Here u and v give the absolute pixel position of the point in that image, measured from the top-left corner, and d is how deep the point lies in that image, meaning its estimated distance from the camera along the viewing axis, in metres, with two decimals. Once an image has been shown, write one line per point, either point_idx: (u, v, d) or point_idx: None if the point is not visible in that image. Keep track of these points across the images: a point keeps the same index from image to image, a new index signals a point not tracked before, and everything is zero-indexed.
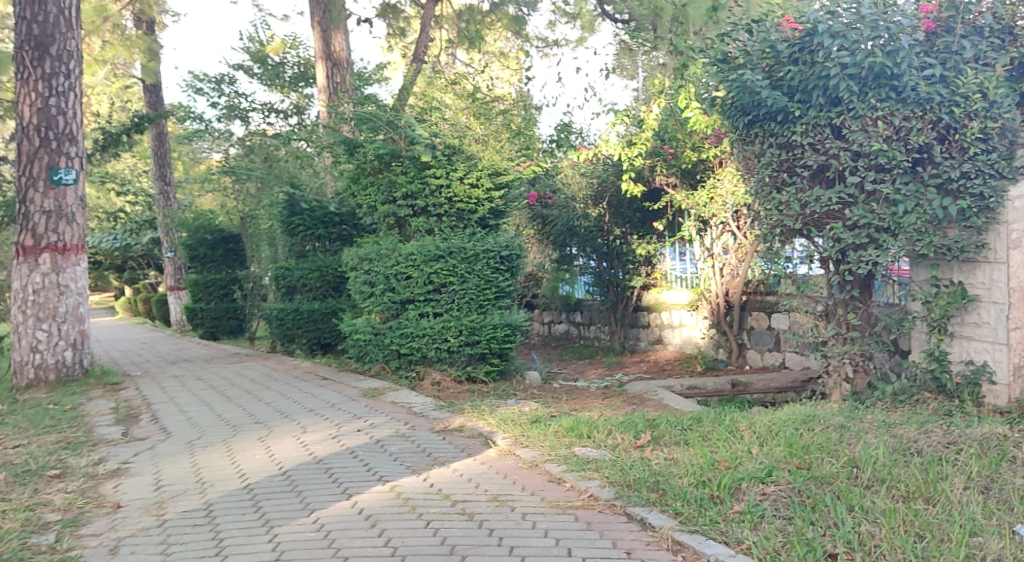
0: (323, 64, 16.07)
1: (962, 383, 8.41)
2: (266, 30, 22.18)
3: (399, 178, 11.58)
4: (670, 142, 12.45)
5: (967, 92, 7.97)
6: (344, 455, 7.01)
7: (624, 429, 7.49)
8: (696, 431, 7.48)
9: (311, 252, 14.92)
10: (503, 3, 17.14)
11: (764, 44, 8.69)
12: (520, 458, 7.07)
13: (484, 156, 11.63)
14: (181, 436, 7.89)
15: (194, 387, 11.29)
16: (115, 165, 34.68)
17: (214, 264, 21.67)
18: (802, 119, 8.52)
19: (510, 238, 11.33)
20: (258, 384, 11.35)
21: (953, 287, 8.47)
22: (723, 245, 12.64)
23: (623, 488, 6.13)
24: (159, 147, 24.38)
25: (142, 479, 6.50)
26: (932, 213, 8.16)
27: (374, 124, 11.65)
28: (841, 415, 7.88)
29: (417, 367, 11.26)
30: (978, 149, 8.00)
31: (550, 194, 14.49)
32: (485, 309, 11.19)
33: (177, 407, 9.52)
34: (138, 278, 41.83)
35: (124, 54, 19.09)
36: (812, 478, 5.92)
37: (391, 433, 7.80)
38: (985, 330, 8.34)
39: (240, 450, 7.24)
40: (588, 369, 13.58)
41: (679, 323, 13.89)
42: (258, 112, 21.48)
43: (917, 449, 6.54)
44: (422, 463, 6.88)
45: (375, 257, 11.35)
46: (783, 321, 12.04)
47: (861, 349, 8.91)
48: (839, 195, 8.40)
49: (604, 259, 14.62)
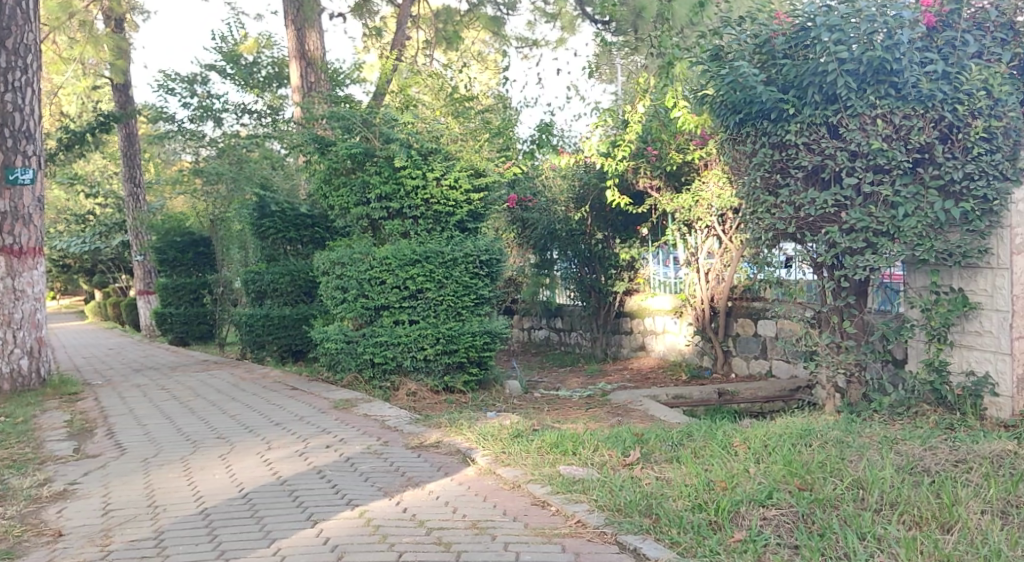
0: (297, 63, 15.55)
1: (963, 395, 8.02)
2: (239, 29, 21.64)
3: (373, 178, 11.08)
4: (654, 143, 12.05)
5: (971, 89, 7.60)
6: (311, 475, 6.52)
7: (612, 444, 7.03)
8: (687, 446, 7.04)
9: (282, 256, 14.39)
10: (481, 3, 16.70)
11: (756, 39, 8.34)
12: (502, 477, 6.60)
13: (463, 155, 11.18)
14: (136, 453, 7.34)
15: (156, 396, 10.74)
16: (83, 166, 34.01)
17: (183, 268, 21.09)
18: (796, 117, 8.10)
19: (490, 242, 10.86)
20: (226, 395, 10.82)
21: (954, 294, 8.08)
22: (708, 249, 12.26)
23: (613, 513, 5.69)
24: (128, 147, 23.81)
25: (88, 503, 5.97)
26: (933, 216, 7.79)
27: (349, 122, 11.17)
28: (838, 429, 7.47)
29: (391, 377, 10.77)
30: (983, 150, 7.65)
31: (530, 198, 13.95)
32: (463, 316, 10.73)
33: (135, 419, 8.98)
34: (107, 282, 40.98)
35: (91, 52, 18.47)
36: (817, 501, 5.50)
37: (362, 450, 7.31)
38: (987, 340, 7.96)
39: (198, 469, 6.72)
40: (569, 377, 13.13)
41: (662, 330, 13.44)
42: (231, 114, 20.91)
43: (925, 467, 6.14)
44: (396, 484, 6.39)
45: (347, 261, 10.82)
46: (769, 327, 11.58)
47: (856, 359, 8.50)
48: (836, 198, 7.99)
49: (585, 264, 14.22)
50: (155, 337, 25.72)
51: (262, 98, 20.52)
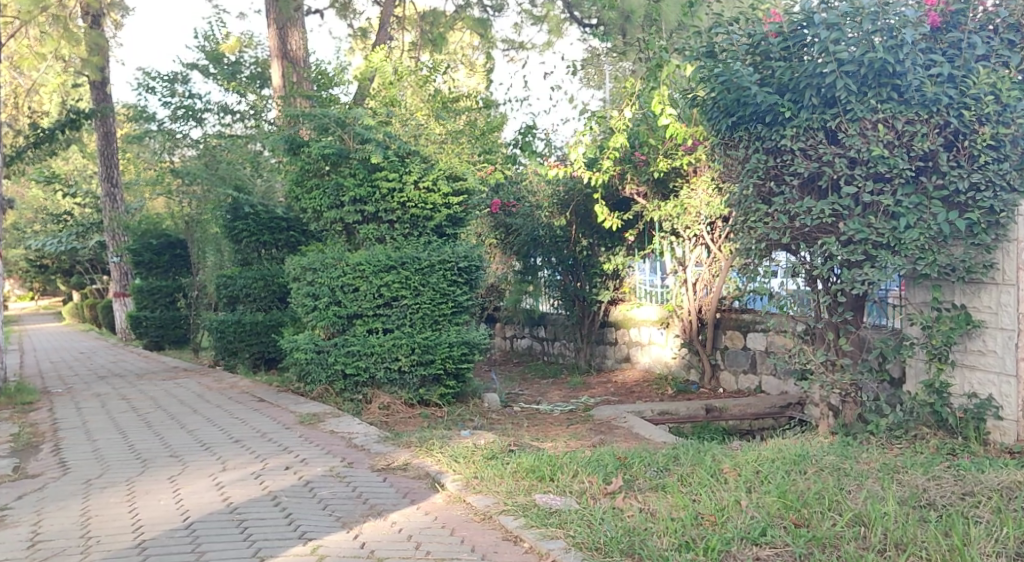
0: (278, 63, 15.04)
1: (965, 418, 7.56)
2: (221, 27, 21.15)
3: (347, 180, 10.52)
4: (642, 149, 11.59)
5: (978, 93, 7.14)
6: (264, 502, 6.04)
7: (593, 469, 6.51)
8: (674, 473, 6.56)
9: (256, 260, 13.85)
10: (468, 6, 16.26)
11: (750, 38, 7.94)
12: (471, 506, 6.09)
13: (442, 158, 10.68)
14: (81, 473, 6.86)
15: (114, 407, 10.23)
16: (61, 165, 33.40)
17: (160, 271, 20.56)
18: (792, 121, 7.65)
19: (469, 248, 10.35)
20: (189, 406, 10.26)
21: (957, 311, 7.62)
22: (697, 258, 11.81)
23: (592, 552, 5.22)
24: (105, 146, 23.25)
25: (17, 534, 5.56)
26: (936, 228, 7.33)
27: (322, 122, 10.61)
28: (834, 454, 7.03)
29: (364, 390, 10.25)
30: (989, 158, 7.17)
31: (514, 203, 13.48)
32: (440, 326, 10.23)
33: (86, 434, 8.47)
34: (86, 282, 40.39)
35: (65, 48, 17.56)
36: (814, 541, 5.09)
37: (324, 472, 6.80)
38: (991, 360, 7.50)
39: (143, 493, 6.25)
40: (551, 389, 12.63)
41: (648, 341, 12.96)
42: (213, 114, 20.33)
43: (929, 500, 5.68)
44: (356, 513, 5.92)
45: (319, 267, 10.26)
46: (759, 340, 11.13)
47: (853, 378, 8.02)
48: (833, 207, 7.53)
49: (569, 272, 13.74)
50: (130, 341, 25.17)
51: (246, 99, 19.77)
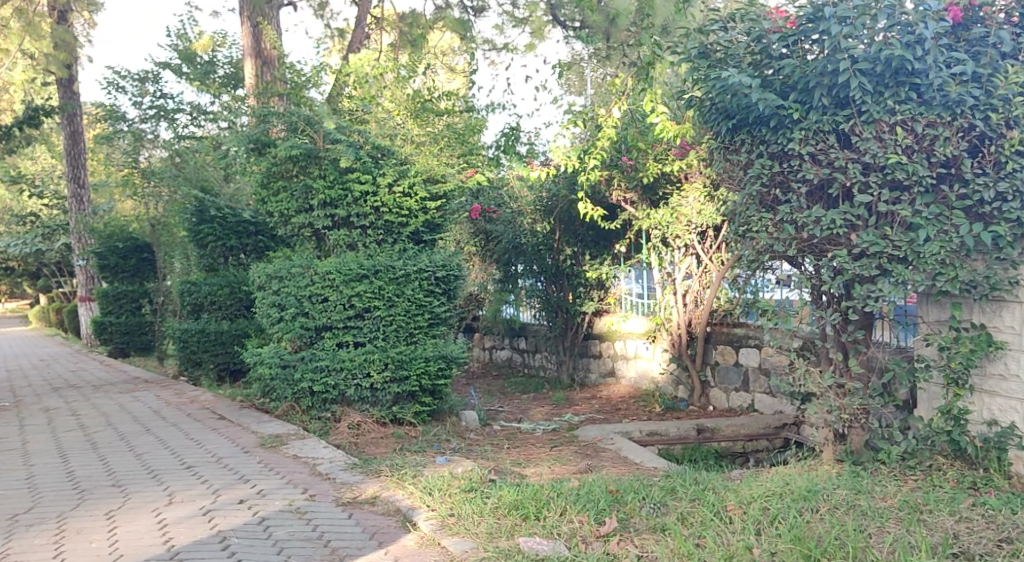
0: (253, 62, 14.30)
1: (985, 448, 6.93)
2: (193, 25, 20.45)
3: (316, 183, 9.81)
4: (629, 153, 10.88)
5: (1006, 95, 6.54)
6: (211, 545, 5.33)
7: (582, 506, 5.81)
8: (673, 510, 5.86)
9: (223, 266, 13.12)
10: (449, 6, 15.67)
11: (750, 36, 7.28)
12: (446, 551, 5.40)
13: (419, 160, 10.00)
14: (7, 507, 6.10)
15: (61, 424, 9.45)
16: (27, 165, 32.41)
17: (126, 275, 19.58)
18: (801, 123, 7.02)
19: (448, 256, 9.66)
20: (141, 425, 9.49)
21: (977, 332, 6.99)
22: (687, 268, 11.16)
23: None
24: (72, 144, 22.39)
25: None
26: (958, 241, 6.71)
27: (292, 120, 9.88)
28: (847, 486, 6.39)
29: (333, 408, 9.53)
30: (1018, 165, 6.56)
31: (494, 209, 12.91)
32: (416, 339, 9.53)
33: (23, 457, 7.69)
34: (52, 285, 39.37)
35: (28, 42, 16.52)
36: None
37: (282, 508, 6.08)
38: (1014, 385, 6.88)
39: (75, 533, 5.52)
40: (532, 406, 11.94)
41: (634, 355, 12.30)
42: (185, 114, 19.61)
43: (964, 549, 5.07)
44: (315, 559, 5.23)
45: (285, 275, 9.52)
46: (753, 356, 10.48)
47: (863, 404, 7.37)
48: (845, 216, 6.92)
49: (551, 282, 13.04)
50: (96, 347, 24.22)
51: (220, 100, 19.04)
